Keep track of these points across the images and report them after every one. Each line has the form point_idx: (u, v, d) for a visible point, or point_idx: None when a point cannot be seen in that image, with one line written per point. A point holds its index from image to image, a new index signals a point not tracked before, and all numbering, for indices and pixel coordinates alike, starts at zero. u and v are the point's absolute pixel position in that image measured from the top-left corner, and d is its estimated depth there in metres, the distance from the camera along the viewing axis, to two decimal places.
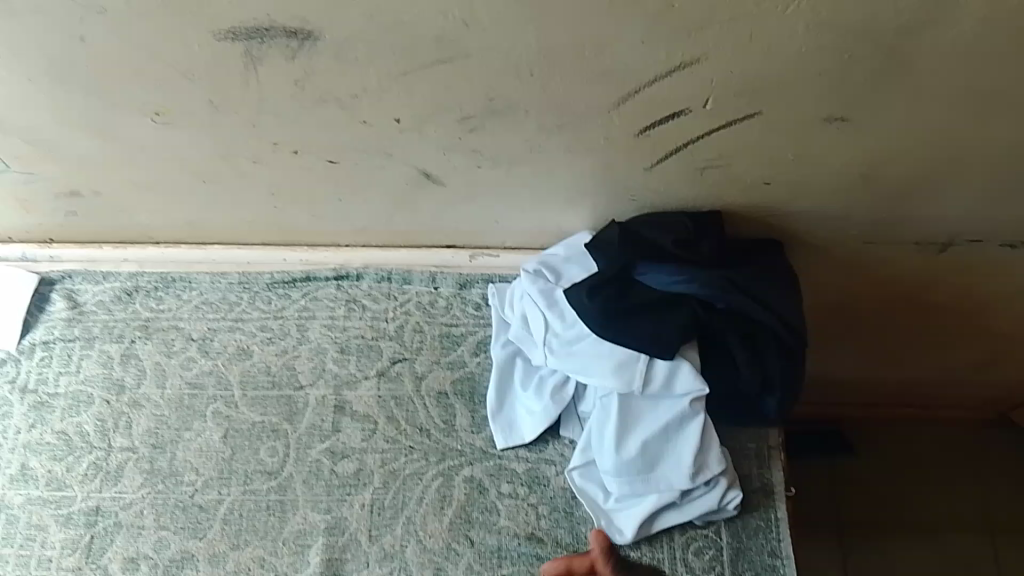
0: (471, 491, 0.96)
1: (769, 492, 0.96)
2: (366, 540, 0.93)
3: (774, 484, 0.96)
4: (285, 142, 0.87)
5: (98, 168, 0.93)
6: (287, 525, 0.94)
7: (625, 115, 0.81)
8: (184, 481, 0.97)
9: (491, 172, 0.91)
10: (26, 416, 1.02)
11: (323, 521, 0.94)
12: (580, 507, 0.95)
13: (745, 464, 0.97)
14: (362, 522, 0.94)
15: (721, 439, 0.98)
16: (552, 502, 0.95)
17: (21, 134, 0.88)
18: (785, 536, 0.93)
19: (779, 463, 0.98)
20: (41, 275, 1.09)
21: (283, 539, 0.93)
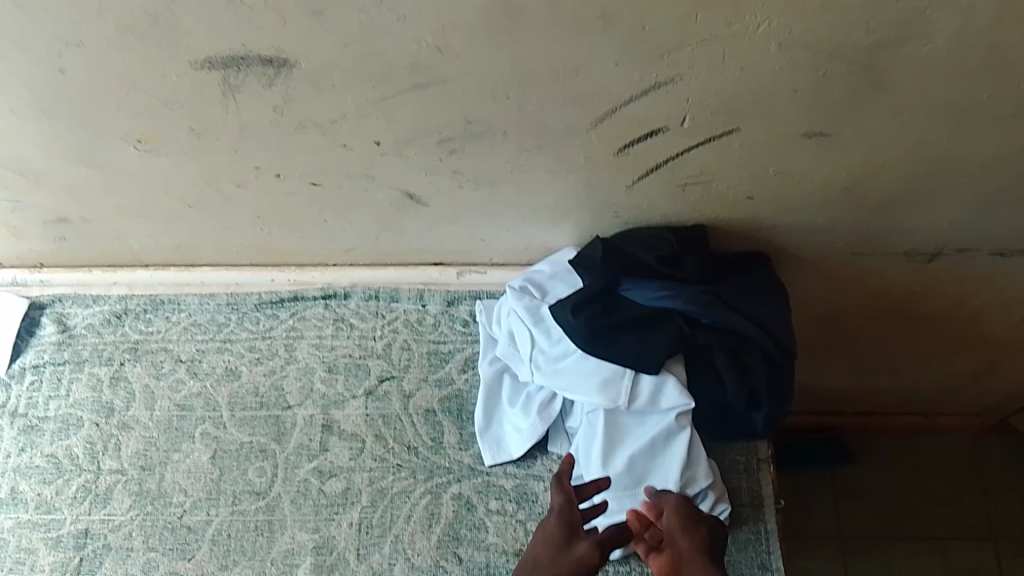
0: (459, 508, 0.96)
1: (758, 505, 0.96)
2: (354, 559, 0.94)
3: (763, 496, 0.97)
4: (268, 166, 0.87)
5: (84, 195, 0.94)
6: (275, 545, 0.95)
7: (604, 134, 0.82)
8: (172, 503, 0.98)
9: (474, 192, 0.92)
10: (15, 440, 1.02)
11: (312, 540, 0.95)
12: None
13: (734, 477, 0.97)
14: (350, 541, 0.95)
15: (709, 452, 0.98)
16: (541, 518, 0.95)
17: (9, 164, 0.89)
18: (774, 549, 0.94)
19: (768, 475, 0.97)
20: (30, 301, 1.10)
21: (271, 559, 0.94)
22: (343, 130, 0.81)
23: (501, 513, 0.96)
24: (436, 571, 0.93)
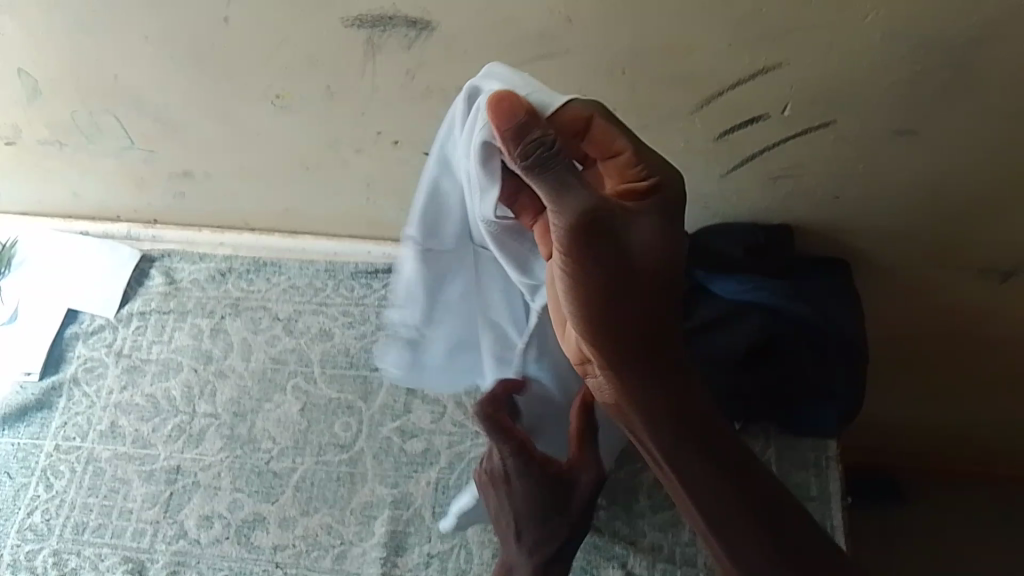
0: None
1: (826, 500, 0.95)
2: (429, 516, 0.96)
3: (830, 492, 0.96)
4: (388, 131, 0.94)
5: (213, 151, 1.02)
6: (356, 495, 0.98)
7: (707, 120, 0.86)
8: (261, 448, 1.02)
9: None
10: (118, 378, 1.09)
11: (390, 494, 0.98)
12: (638, 501, 0.96)
13: (801, 473, 0.97)
14: (427, 497, 0.98)
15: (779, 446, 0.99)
16: (612, 495, 0.97)
17: (153, 113, 0.97)
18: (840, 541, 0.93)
19: (836, 472, 0.97)
20: (142, 252, 1.17)
21: (350, 509, 0.97)
22: None
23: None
24: None
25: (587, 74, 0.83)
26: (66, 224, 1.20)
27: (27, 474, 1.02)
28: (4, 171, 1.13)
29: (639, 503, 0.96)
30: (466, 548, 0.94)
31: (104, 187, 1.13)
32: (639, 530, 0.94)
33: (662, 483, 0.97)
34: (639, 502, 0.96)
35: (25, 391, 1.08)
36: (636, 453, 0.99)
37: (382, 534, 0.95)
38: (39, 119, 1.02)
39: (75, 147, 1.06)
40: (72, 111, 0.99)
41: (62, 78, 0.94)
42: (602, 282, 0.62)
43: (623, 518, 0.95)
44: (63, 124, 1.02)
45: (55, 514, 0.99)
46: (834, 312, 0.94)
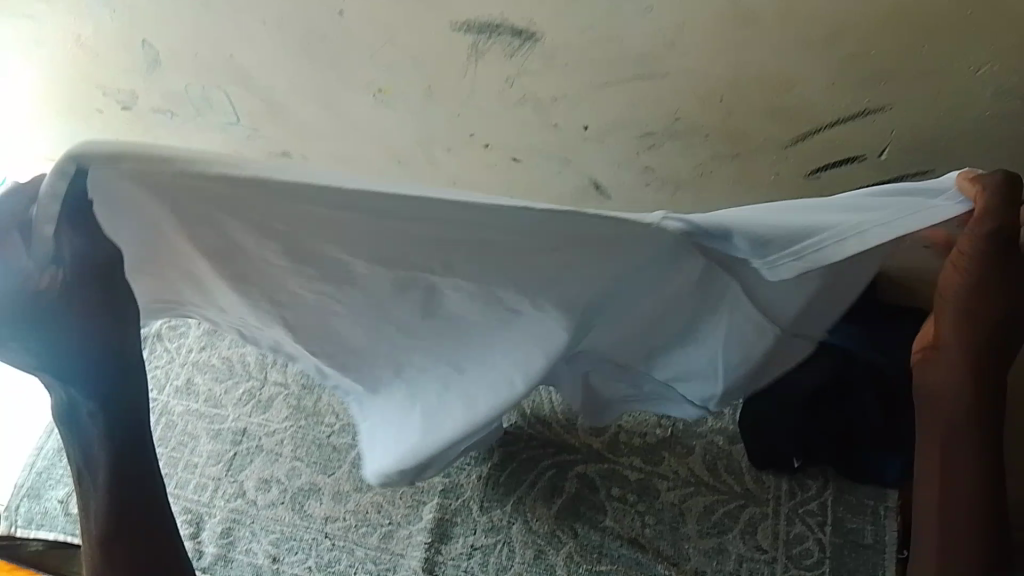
0: (581, 487, 1.00)
1: (880, 549, 0.93)
2: (477, 510, 0.99)
3: (886, 543, 0.93)
4: (479, 134, 0.97)
5: (312, 135, 1.06)
6: None
7: (800, 155, 0.87)
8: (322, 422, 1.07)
9: (657, 193, 0.98)
10: (199, 338, 1.15)
11: (441, 483, 1.01)
12: (685, 524, 0.96)
13: (856, 518, 0.95)
14: (476, 491, 1.00)
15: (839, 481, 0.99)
16: (659, 515, 0.97)
17: (261, 94, 1.02)
18: None
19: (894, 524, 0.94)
20: None
21: (401, 492, 1.01)
22: (558, 109, 0.90)
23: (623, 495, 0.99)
24: (551, 540, 0.96)
25: (684, 98, 0.84)
26: None
27: None
28: (117, 133, 1.21)
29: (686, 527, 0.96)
30: (509, 545, 0.96)
31: None
32: (683, 553, 0.94)
33: (710, 510, 0.97)
34: (685, 525, 0.96)
35: None
36: (688, 476, 1.00)
37: (429, 521, 0.98)
38: (154, 88, 1.08)
39: (184, 118, 1.12)
40: (186, 84, 1.05)
41: (181, 53, 1.00)
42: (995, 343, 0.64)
43: (668, 540, 0.96)
44: (176, 96, 1.08)
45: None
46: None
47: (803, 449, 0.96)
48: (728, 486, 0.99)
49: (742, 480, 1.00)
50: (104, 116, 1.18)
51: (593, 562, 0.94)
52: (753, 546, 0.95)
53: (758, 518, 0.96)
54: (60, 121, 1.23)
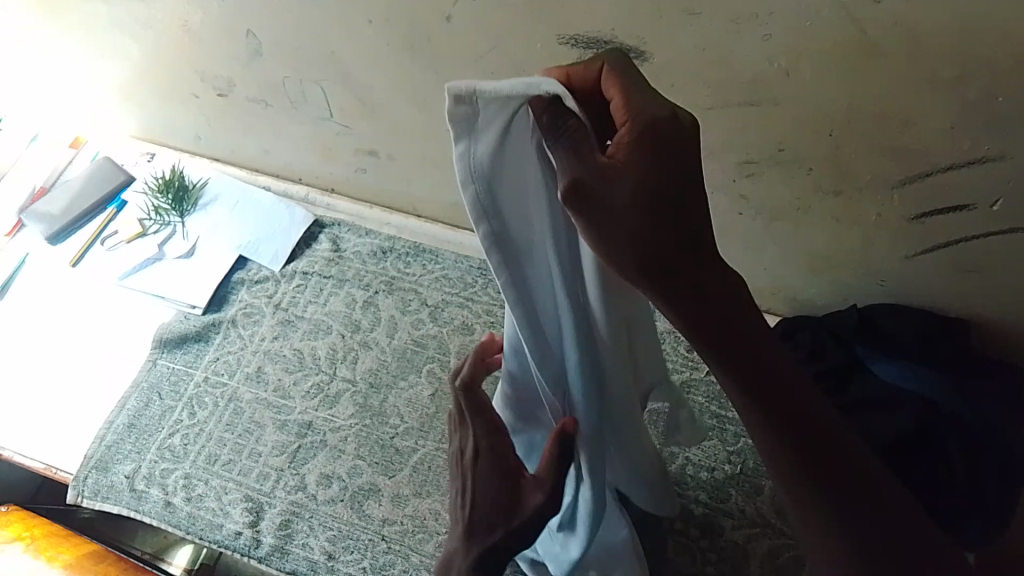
0: (643, 515, 0.97)
1: None
2: None
3: None
4: None
5: (403, 135, 1.06)
6: None
7: (906, 197, 0.83)
8: (385, 424, 1.06)
9: (750, 221, 0.95)
10: (272, 328, 1.16)
11: None
12: (749, 566, 0.94)
13: None
14: None
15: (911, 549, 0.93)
16: (722, 553, 0.95)
17: (358, 92, 1.03)
18: None
19: None
20: (315, 216, 1.25)
21: None
22: None
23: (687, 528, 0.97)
24: None
25: (790, 127, 0.81)
26: (247, 177, 1.31)
27: (175, 397, 1.11)
28: (211, 118, 1.24)
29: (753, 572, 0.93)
30: None
31: (295, 149, 1.21)
32: None
33: (777, 556, 0.94)
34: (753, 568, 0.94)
35: (188, 320, 1.17)
36: (756, 517, 0.97)
37: None
38: (253, 78, 1.10)
39: (277, 109, 1.13)
40: (284, 77, 1.06)
41: (283, 46, 1.01)
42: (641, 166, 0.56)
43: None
44: (273, 87, 1.09)
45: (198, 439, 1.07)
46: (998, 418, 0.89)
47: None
48: None
49: None
50: (200, 100, 1.21)
51: None
52: None
53: None
54: (157, 103, 1.26)
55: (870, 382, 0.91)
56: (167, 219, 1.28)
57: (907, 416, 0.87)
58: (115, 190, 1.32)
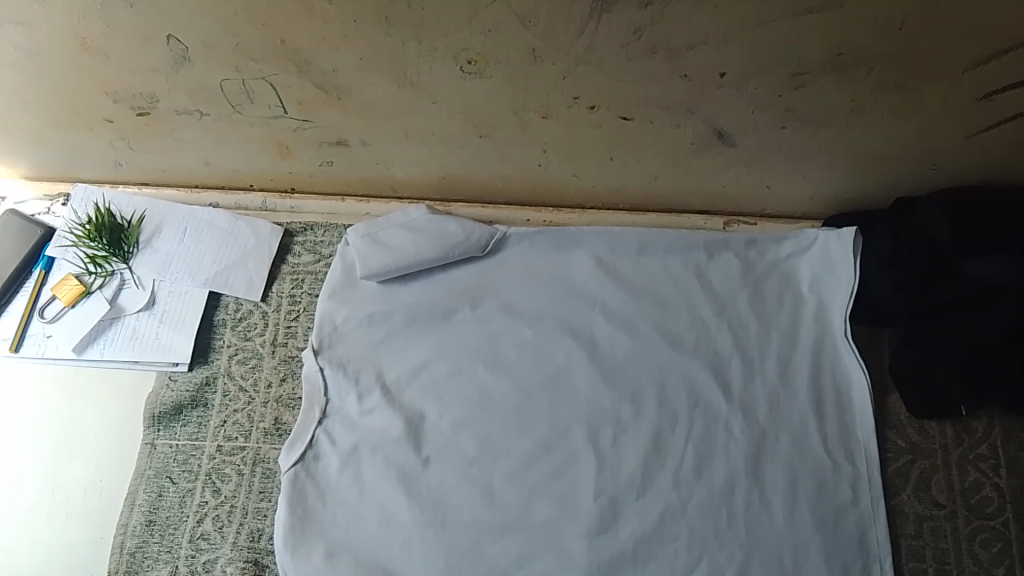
0: (731, 478, 0.90)
1: (1005, 498, 0.90)
2: (614, 531, 0.89)
3: (1012, 489, 0.90)
4: (586, 94, 0.83)
5: (379, 118, 0.92)
6: None
7: (973, 80, 0.77)
8: (421, 469, 0.93)
9: (792, 134, 0.86)
10: (276, 369, 1.03)
11: (595, 507, 0.90)
12: (847, 518, 0.89)
13: (979, 462, 0.92)
14: (631, 533, 0.88)
15: (966, 413, 0.93)
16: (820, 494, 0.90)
17: (319, 80, 0.86)
18: (1016, 534, 0.88)
19: (1003, 449, 0.92)
20: (282, 226, 1.10)
21: None
22: (691, 56, 0.76)
23: (791, 494, 0.90)
24: (714, 538, 0.88)
25: (840, 35, 0.72)
26: (189, 198, 1.14)
27: (190, 477, 0.98)
28: (131, 140, 1.03)
29: (854, 509, 0.89)
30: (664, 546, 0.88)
31: (245, 156, 1.04)
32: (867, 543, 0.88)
33: (860, 497, 0.90)
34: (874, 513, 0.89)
35: (176, 383, 1.02)
36: (852, 463, 0.91)
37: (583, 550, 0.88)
38: (182, 88, 0.91)
39: (217, 116, 0.95)
40: (222, 80, 0.88)
41: (220, 46, 0.83)
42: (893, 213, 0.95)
43: (833, 535, 0.88)
44: (208, 93, 0.91)
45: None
46: (991, 268, 0.89)
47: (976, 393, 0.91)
48: (893, 444, 0.93)
49: (906, 435, 0.94)
50: (116, 124, 1.00)
51: None
52: (931, 503, 0.90)
53: (931, 474, 0.92)
54: (58, 136, 1.04)
55: (956, 282, 0.90)
56: (109, 267, 1.10)
57: (1002, 309, 0.88)
58: (36, 248, 1.11)
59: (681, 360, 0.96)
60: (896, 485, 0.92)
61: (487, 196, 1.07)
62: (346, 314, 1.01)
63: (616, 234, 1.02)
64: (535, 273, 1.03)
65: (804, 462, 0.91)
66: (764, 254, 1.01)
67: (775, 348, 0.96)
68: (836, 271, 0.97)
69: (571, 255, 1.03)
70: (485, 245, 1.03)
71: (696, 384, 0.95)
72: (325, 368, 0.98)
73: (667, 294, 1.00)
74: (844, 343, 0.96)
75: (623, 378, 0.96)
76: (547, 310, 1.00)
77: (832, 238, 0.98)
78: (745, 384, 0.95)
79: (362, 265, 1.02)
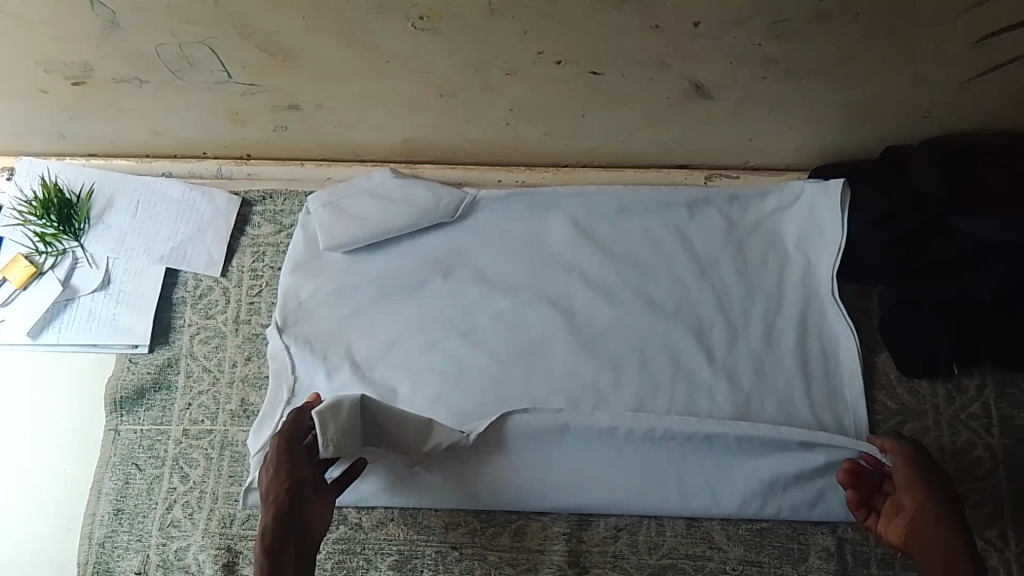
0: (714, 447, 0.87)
1: (996, 460, 0.87)
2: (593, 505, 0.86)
3: (1004, 450, 0.87)
4: (551, 50, 0.77)
5: (332, 81, 0.85)
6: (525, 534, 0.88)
7: (969, 25, 0.71)
8: None
9: (774, 85, 0.80)
10: (241, 347, 0.98)
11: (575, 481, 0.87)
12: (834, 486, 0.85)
13: (970, 424, 0.88)
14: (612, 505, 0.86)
15: (958, 373, 0.90)
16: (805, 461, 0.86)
17: (263, 43, 0.80)
18: (1006, 497, 0.85)
19: (994, 409, 0.89)
20: (240, 195, 1.04)
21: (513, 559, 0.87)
22: (663, 6, 0.70)
23: (778, 461, 0.86)
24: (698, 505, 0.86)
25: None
26: (138, 167, 1.07)
27: (157, 464, 0.94)
28: (71, 110, 0.96)
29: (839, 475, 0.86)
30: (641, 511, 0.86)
31: (194, 123, 0.97)
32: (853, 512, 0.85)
33: None
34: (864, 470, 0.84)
35: (137, 366, 0.98)
36: (839, 426, 0.88)
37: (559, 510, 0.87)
38: (116, 55, 0.84)
39: (159, 83, 0.89)
40: (157, 45, 0.81)
41: (150, 9, 0.76)
42: (881, 165, 0.90)
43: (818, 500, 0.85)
44: (145, 60, 0.84)
45: (346, 561, 0.88)
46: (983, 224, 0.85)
47: (967, 353, 0.87)
48: (883, 405, 0.90)
49: (896, 396, 0.90)
50: (52, 95, 0.93)
51: (751, 522, 0.87)
52: None
53: (922, 435, 0.88)
54: None
55: (945, 239, 0.86)
56: (60, 245, 1.04)
57: (994, 265, 0.84)
58: None
59: (662, 326, 0.92)
60: None
61: (454, 157, 1.01)
62: (311, 287, 0.97)
63: (592, 194, 0.97)
64: (508, 237, 0.98)
65: (789, 425, 0.87)
66: (750, 211, 0.96)
67: (759, 310, 0.92)
68: (823, 227, 0.92)
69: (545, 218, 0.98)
70: (454, 210, 0.98)
71: (678, 350, 0.91)
72: (290, 346, 0.94)
73: (647, 256, 0.95)
74: (830, 304, 0.92)
75: (601, 346, 0.92)
76: (521, 277, 0.96)
77: (818, 192, 0.93)
78: (729, 348, 0.91)
79: (325, 236, 0.97)
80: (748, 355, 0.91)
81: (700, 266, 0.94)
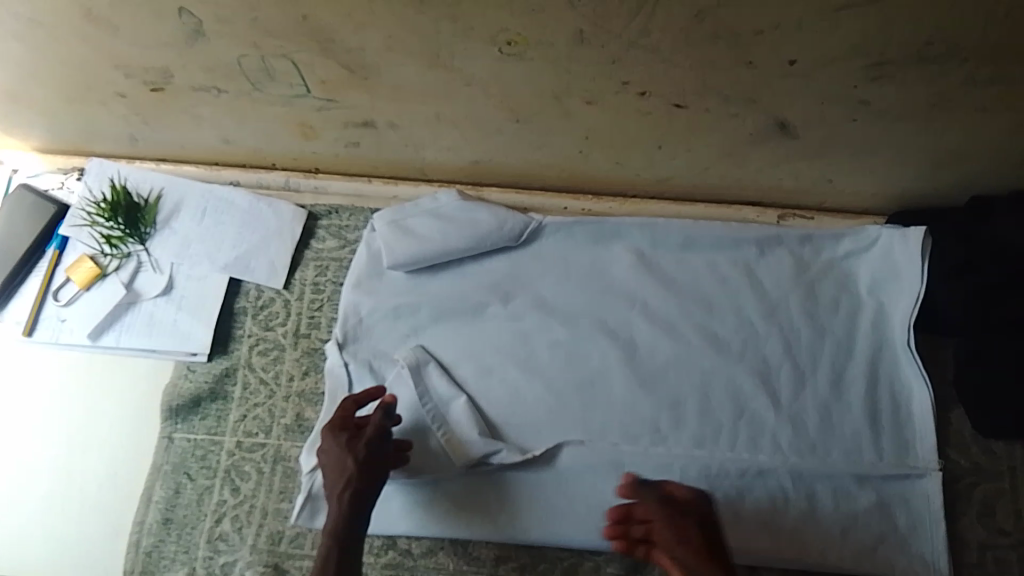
0: (777, 496, 0.85)
1: None
2: None
3: None
4: (636, 80, 0.76)
5: (409, 100, 0.85)
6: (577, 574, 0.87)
7: None
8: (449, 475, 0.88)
9: (862, 127, 0.78)
10: (298, 362, 0.98)
11: None
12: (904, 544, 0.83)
13: None
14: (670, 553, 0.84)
15: None
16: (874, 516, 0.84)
17: (345, 60, 0.79)
18: None
19: None
20: (305, 209, 1.04)
21: None
22: (758, 42, 0.68)
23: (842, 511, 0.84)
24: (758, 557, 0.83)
25: (931, 26, 0.64)
26: (206, 174, 1.07)
27: (208, 475, 0.94)
28: (145, 115, 0.97)
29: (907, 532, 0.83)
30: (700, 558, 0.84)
31: (265, 134, 0.97)
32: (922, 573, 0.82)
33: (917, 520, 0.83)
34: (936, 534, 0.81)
35: (194, 374, 0.98)
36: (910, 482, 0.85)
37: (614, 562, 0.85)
38: (197, 64, 0.84)
39: (236, 94, 0.89)
40: (239, 56, 0.82)
41: (237, 21, 0.76)
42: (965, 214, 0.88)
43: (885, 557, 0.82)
44: (225, 70, 0.84)
45: None
46: None
47: None
48: (956, 462, 0.87)
49: (970, 454, 0.87)
50: (129, 99, 0.94)
51: None
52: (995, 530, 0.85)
53: (997, 498, 0.85)
54: (69, 109, 0.98)
55: None
56: (125, 249, 1.04)
57: None
58: (49, 225, 1.06)
59: (727, 366, 0.90)
60: (957, 508, 0.85)
61: (521, 181, 1.00)
62: (371, 306, 0.96)
63: (660, 226, 0.95)
64: (571, 266, 0.96)
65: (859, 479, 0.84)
66: (824, 253, 0.93)
67: (829, 355, 0.89)
68: (900, 275, 0.90)
69: (611, 248, 0.96)
70: (519, 235, 0.96)
71: (742, 392, 0.89)
72: (350, 364, 0.93)
73: (714, 293, 0.93)
74: (905, 355, 0.88)
75: (664, 382, 0.90)
76: (584, 306, 0.94)
77: (897, 238, 0.90)
78: (796, 393, 0.88)
79: (388, 254, 0.96)
80: (816, 401, 0.88)
81: (770, 306, 0.92)
